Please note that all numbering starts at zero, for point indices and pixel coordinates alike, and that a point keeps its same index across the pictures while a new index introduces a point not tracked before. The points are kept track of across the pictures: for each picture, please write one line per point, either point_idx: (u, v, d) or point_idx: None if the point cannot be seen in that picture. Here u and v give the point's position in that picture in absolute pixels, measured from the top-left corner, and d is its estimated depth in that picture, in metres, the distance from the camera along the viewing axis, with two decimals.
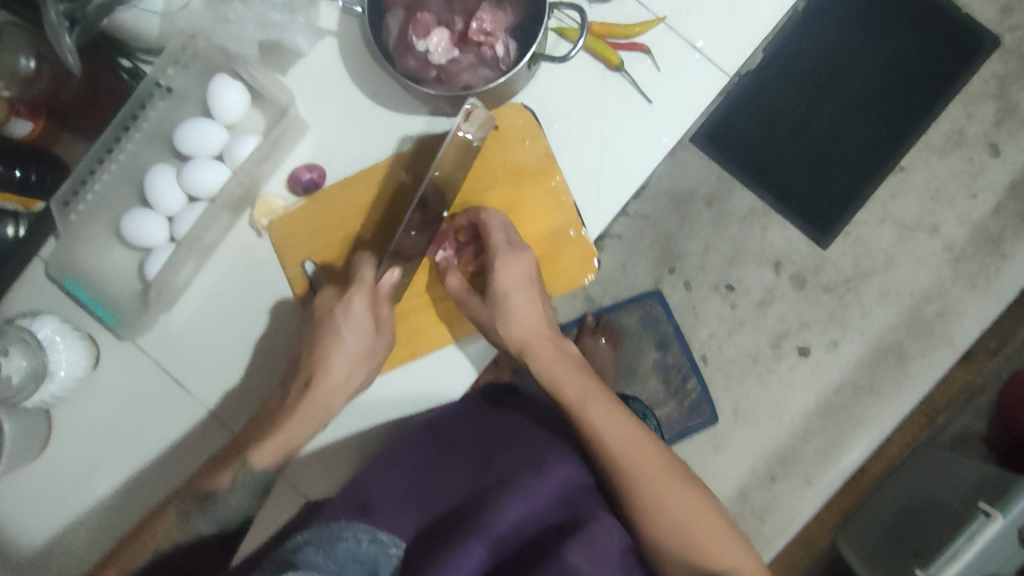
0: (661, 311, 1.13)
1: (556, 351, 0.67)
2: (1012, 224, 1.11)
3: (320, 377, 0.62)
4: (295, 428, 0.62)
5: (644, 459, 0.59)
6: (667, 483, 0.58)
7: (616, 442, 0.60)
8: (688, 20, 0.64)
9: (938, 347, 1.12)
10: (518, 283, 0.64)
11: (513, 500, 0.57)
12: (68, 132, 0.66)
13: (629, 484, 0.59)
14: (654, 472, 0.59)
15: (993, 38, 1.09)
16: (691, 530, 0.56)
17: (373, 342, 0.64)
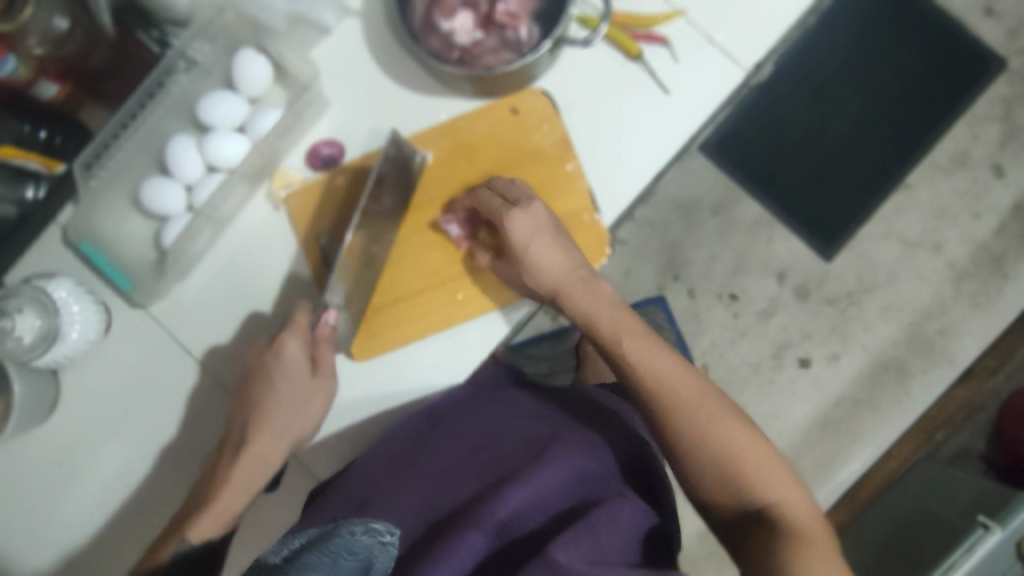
0: (664, 317, 1.08)
1: (589, 285, 0.60)
2: (1014, 245, 1.12)
3: (258, 424, 0.65)
4: (232, 488, 0.64)
5: (679, 387, 0.53)
6: (707, 415, 0.51)
7: (645, 371, 0.53)
8: (706, 16, 0.65)
9: (938, 365, 1.12)
10: (533, 230, 0.61)
11: (513, 489, 0.51)
12: (92, 98, 0.67)
13: (666, 419, 0.52)
14: (691, 399, 0.52)
15: (1000, 60, 1.11)
16: (737, 461, 0.49)
17: (307, 386, 0.66)
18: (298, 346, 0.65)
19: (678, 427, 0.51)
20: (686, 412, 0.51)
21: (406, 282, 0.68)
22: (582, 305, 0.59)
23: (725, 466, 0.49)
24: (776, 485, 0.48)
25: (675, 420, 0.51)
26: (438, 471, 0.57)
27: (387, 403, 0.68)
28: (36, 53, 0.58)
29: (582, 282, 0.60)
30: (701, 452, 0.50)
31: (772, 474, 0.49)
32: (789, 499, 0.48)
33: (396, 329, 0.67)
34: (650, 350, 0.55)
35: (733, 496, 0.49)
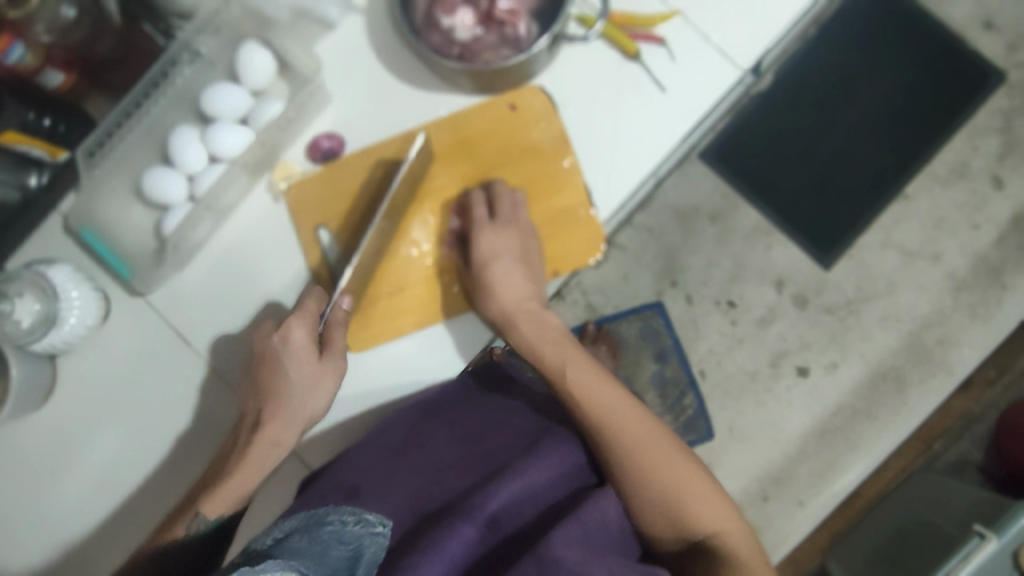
0: (660, 323, 1.14)
1: (539, 318, 0.67)
2: (1014, 256, 1.12)
3: (270, 415, 0.61)
4: (246, 470, 0.59)
5: (626, 427, 0.54)
6: (664, 463, 0.52)
7: (603, 416, 0.55)
8: (704, 18, 0.66)
9: (937, 375, 1.12)
10: (498, 255, 0.66)
11: (505, 481, 0.51)
12: (98, 89, 0.68)
13: (627, 471, 0.52)
14: (639, 436, 0.54)
15: (999, 73, 1.12)
16: (693, 508, 0.51)
17: (316, 372, 0.62)
18: (306, 331, 0.62)
19: (638, 477, 0.52)
20: (645, 464, 0.52)
21: (403, 272, 0.68)
22: (533, 338, 0.65)
23: (681, 514, 0.51)
24: (727, 526, 0.51)
25: (634, 471, 0.52)
26: (430, 464, 0.57)
27: (383, 395, 0.68)
28: (43, 40, 0.59)
29: (534, 317, 0.67)
30: (661, 504, 0.51)
31: (725, 517, 0.52)
32: (740, 539, 0.51)
33: (393, 320, 0.67)
34: (608, 397, 0.56)
35: (679, 531, 0.51)
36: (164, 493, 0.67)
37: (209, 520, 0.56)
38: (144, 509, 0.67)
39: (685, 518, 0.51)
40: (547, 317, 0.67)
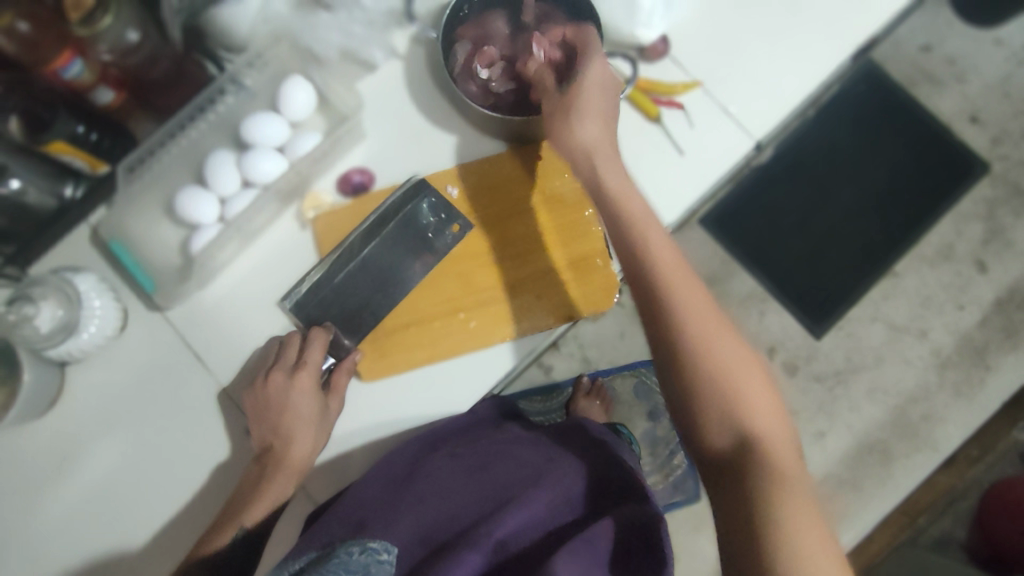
0: (654, 381, 1.08)
1: (621, 184, 0.61)
2: (996, 338, 1.17)
3: (280, 449, 0.63)
4: (262, 501, 0.61)
5: (688, 296, 0.55)
6: (737, 370, 0.52)
7: (681, 296, 0.55)
8: (721, 89, 0.71)
9: (922, 450, 1.14)
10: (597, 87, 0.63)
11: (515, 509, 0.54)
12: (143, 110, 0.71)
13: (697, 361, 0.52)
14: (698, 305, 0.55)
15: (984, 164, 1.19)
16: (752, 417, 0.51)
17: (324, 416, 0.65)
18: (311, 381, 0.64)
19: (702, 363, 0.52)
20: (719, 362, 0.52)
21: (420, 306, 0.70)
22: (612, 196, 0.60)
23: (736, 418, 0.50)
24: (783, 447, 0.50)
25: (701, 363, 0.52)
26: (434, 491, 0.59)
27: (389, 427, 0.69)
28: (103, 58, 0.61)
29: (614, 167, 0.62)
30: (718, 404, 0.51)
31: (784, 442, 0.50)
32: (797, 470, 0.49)
33: (408, 352, 0.69)
34: (693, 293, 0.56)
35: (728, 415, 0.51)
36: (162, 510, 0.67)
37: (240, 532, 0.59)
38: (141, 525, 0.67)
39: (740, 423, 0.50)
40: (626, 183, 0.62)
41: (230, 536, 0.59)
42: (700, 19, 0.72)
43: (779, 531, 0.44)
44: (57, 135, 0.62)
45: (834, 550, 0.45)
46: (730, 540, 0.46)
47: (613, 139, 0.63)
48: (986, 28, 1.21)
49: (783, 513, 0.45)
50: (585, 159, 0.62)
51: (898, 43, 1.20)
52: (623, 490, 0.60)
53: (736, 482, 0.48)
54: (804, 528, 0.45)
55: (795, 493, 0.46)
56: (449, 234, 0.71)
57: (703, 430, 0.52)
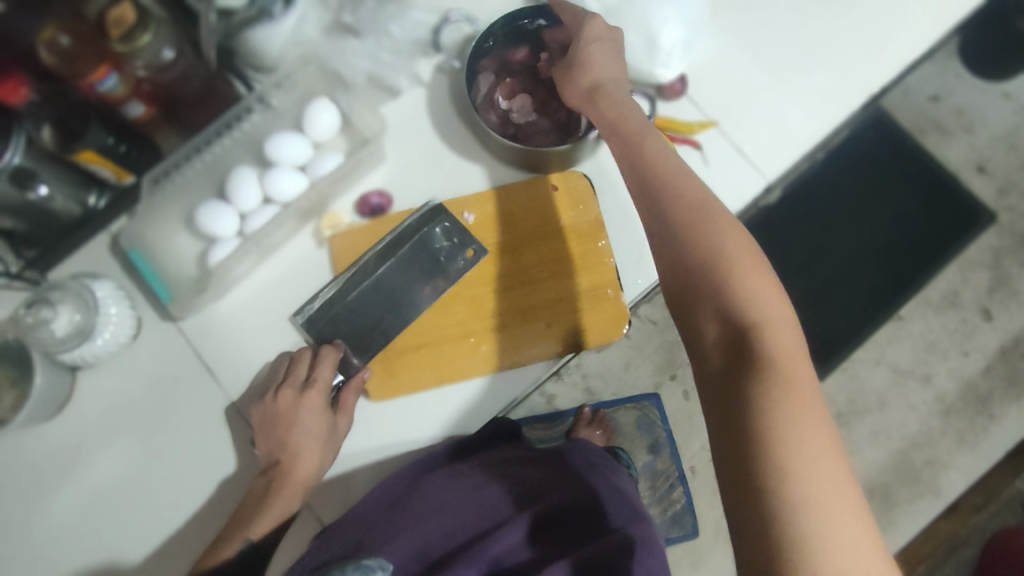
0: (656, 415, 1.08)
1: (624, 103, 0.60)
2: (1000, 387, 1.17)
3: (289, 465, 0.63)
4: (268, 517, 0.61)
5: (686, 198, 0.55)
6: (738, 267, 0.51)
7: (679, 202, 0.55)
8: (735, 129, 0.73)
9: (925, 496, 1.13)
10: (603, 37, 0.63)
11: (509, 531, 0.59)
12: (171, 124, 0.72)
13: (695, 263, 0.52)
14: (696, 206, 0.54)
15: (991, 213, 1.20)
16: (752, 313, 0.49)
17: (332, 434, 0.65)
18: (320, 398, 0.65)
19: (699, 265, 0.52)
20: (718, 262, 0.51)
21: (430, 329, 0.70)
22: (612, 119, 0.60)
23: (733, 315, 0.50)
24: (787, 341, 0.49)
25: (699, 265, 0.52)
26: (430, 508, 0.62)
27: (393, 448, 0.69)
28: (138, 74, 0.63)
29: (616, 93, 0.61)
30: (715, 304, 0.51)
31: (789, 336, 0.49)
32: (799, 364, 0.48)
33: (417, 373, 0.69)
34: (694, 194, 0.55)
35: (726, 312, 0.50)
36: (163, 520, 0.67)
37: (246, 545, 0.60)
38: (140, 532, 0.67)
39: (738, 320, 0.49)
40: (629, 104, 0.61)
41: (237, 546, 0.60)
42: (717, 60, 0.75)
43: (767, 429, 0.45)
44: (88, 144, 0.64)
45: (827, 446, 0.44)
46: (720, 437, 0.47)
47: (615, 74, 0.62)
48: (993, 81, 1.23)
49: (773, 411, 0.45)
50: (583, 94, 0.62)
51: (907, 92, 1.23)
52: (611, 512, 0.64)
53: (730, 379, 0.48)
54: (795, 424, 0.45)
55: (790, 393, 0.46)
56: (462, 260, 0.72)
57: (700, 331, 0.51)
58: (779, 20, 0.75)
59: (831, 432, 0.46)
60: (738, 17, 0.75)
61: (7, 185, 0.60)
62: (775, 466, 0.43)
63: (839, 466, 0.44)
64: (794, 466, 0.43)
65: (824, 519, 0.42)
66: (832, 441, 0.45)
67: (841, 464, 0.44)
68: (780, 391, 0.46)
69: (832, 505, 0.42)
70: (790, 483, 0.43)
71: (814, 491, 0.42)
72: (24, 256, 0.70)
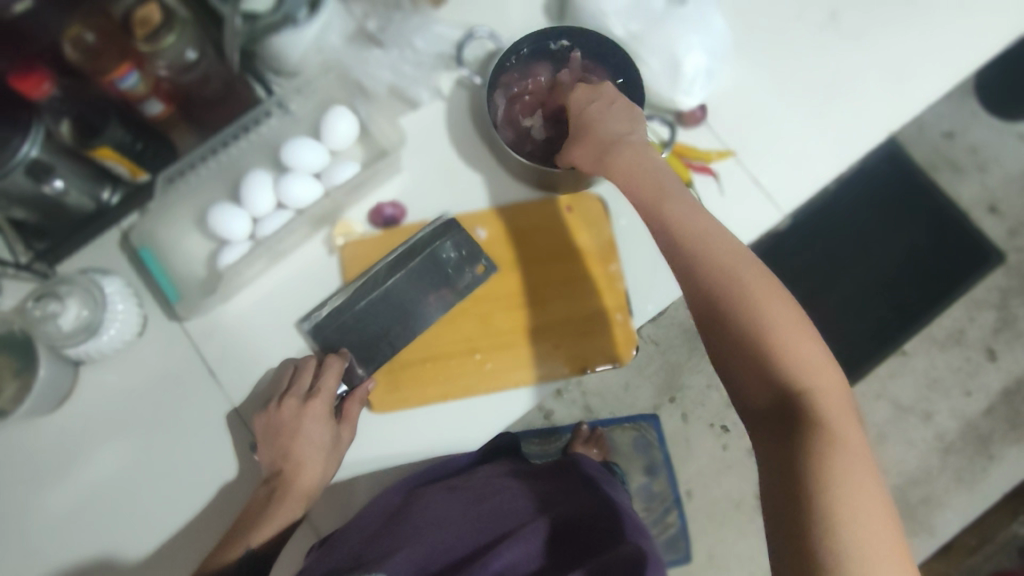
0: (655, 436, 1.08)
1: (639, 158, 0.58)
2: (1001, 428, 1.16)
3: (292, 473, 0.63)
4: (270, 526, 0.61)
5: (720, 252, 0.53)
6: (774, 316, 0.50)
7: (710, 247, 0.53)
8: (752, 160, 0.73)
9: (919, 534, 1.13)
10: (599, 97, 0.62)
11: (512, 544, 0.59)
12: (187, 123, 0.72)
13: (729, 310, 0.51)
14: (729, 261, 0.53)
15: (1000, 253, 1.20)
16: (793, 366, 0.49)
17: (334, 444, 0.65)
18: (324, 408, 0.64)
19: (735, 313, 0.51)
20: (755, 310, 0.50)
21: (436, 344, 0.70)
22: (627, 176, 0.58)
23: (774, 366, 0.49)
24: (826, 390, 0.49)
25: (734, 316, 0.51)
26: (430, 522, 0.62)
27: (393, 460, 0.69)
28: (159, 73, 0.63)
29: (633, 150, 0.58)
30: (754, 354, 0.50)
31: (830, 387, 0.49)
32: (840, 412, 0.48)
33: (422, 388, 0.69)
34: (725, 238, 0.54)
35: (770, 372, 0.49)
36: (158, 520, 0.67)
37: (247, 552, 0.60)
38: (135, 532, 0.67)
39: (780, 371, 0.49)
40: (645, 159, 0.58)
41: (238, 553, 0.60)
42: (738, 92, 0.74)
43: (819, 486, 0.44)
44: (106, 141, 0.64)
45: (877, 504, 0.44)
46: (770, 493, 0.47)
47: (633, 132, 0.60)
48: (1008, 121, 1.23)
49: (824, 467, 0.45)
50: (595, 149, 0.59)
51: (923, 127, 1.22)
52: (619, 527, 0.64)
53: (778, 434, 0.48)
54: (847, 482, 0.44)
55: (841, 454, 0.45)
56: (473, 276, 0.71)
57: (740, 381, 0.51)
58: (802, 55, 0.75)
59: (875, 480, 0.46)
60: (761, 50, 0.75)
61: (23, 178, 0.60)
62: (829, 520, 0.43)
63: (889, 521, 0.44)
64: (847, 517, 0.43)
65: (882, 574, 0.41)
66: (881, 494, 0.45)
67: (890, 518, 0.44)
68: (828, 448, 0.46)
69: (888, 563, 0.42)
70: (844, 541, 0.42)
71: (869, 550, 0.42)
72: (33, 248, 0.69)
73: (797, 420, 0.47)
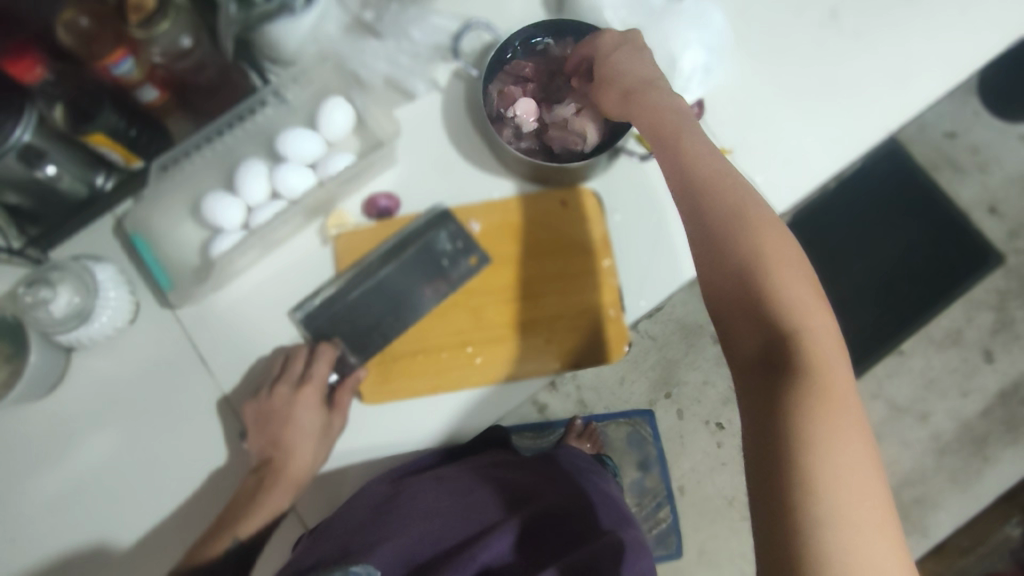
0: (649, 432, 1.07)
1: (662, 101, 0.57)
2: (997, 430, 1.16)
3: (286, 457, 0.65)
4: (261, 513, 0.63)
5: (729, 196, 0.51)
6: (772, 262, 0.48)
7: (709, 188, 0.52)
8: (750, 157, 0.73)
9: (912, 534, 1.13)
10: (616, 47, 0.61)
11: (498, 533, 0.61)
12: (183, 109, 0.73)
13: (731, 260, 0.49)
14: (733, 206, 0.51)
15: (1000, 254, 1.19)
16: (788, 320, 0.47)
17: (327, 425, 0.67)
18: (316, 394, 0.67)
19: (729, 257, 0.49)
20: (752, 257, 0.49)
21: (429, 335, 0.70)
22: (647, 116, 0.56)
23: (767, 312, 0.47)
24: (823, 345, 0.46)
25: (736, 264, 0.49)
26: (415, 513, 0.63)
27: (383, 451, 0.69)
28: (154, 59, 0.63)
29: (661, 93, 0.58)
30: (745, 298, 0.48)
31: (824, 334, 0.47)
32: (836, 368, 0.45)
33: (413, 379, 0.69)
34: (729, 182, 0.52)
35: (763, 323, 0.47)
36: (149, 507, 0.67)
37: (238, 540, 0.62)
38: (126, 519, 0.67)
39: (772, 318, 0.47)
40: (671, 103, 0.57)
41: (225, 545, 0.61)
42: (736, 88, 0.74)
43: (799, 434, 0.43)
44: (99, 127, 0.63)
45: (861, 460, 0.42)
46: (752, 443, 0.45)
47: (662, 79, 0.59)
48: (1010, 122, 1.22)
49: (806, 414, 0.43)
50: (623, 90, 0.59)
51: (924, 126, 1.22)
52: (601, 517, 0.68)
53: (763, 383, 0.46)
54: (829, 433, 0.42)
55: (828, 405, 0.43)
56: (467, 271, 0.71)
57: (732, 331, 0.49)
58: (801, 53, 0.75)
59: (865, 437, 0.43)
60: (760, 46, 0.75)
61: (15, 162, 0.60)
62: (804, 475, 0.41)
63: (869, 475, 0.42)
64: (820, 472, 0.41)
65: (853, 535, 0.39)
66: (866, 452, 0.43)
67: (873, 471, 0.42)
68: (814, 399, 0.44)
69: (865, 522, 0.40)
70: (818, 496, 0.41)
71: (845, 508, 0.40)
72: (27, 233, 0.70)
73: (783, 370, 0.45)
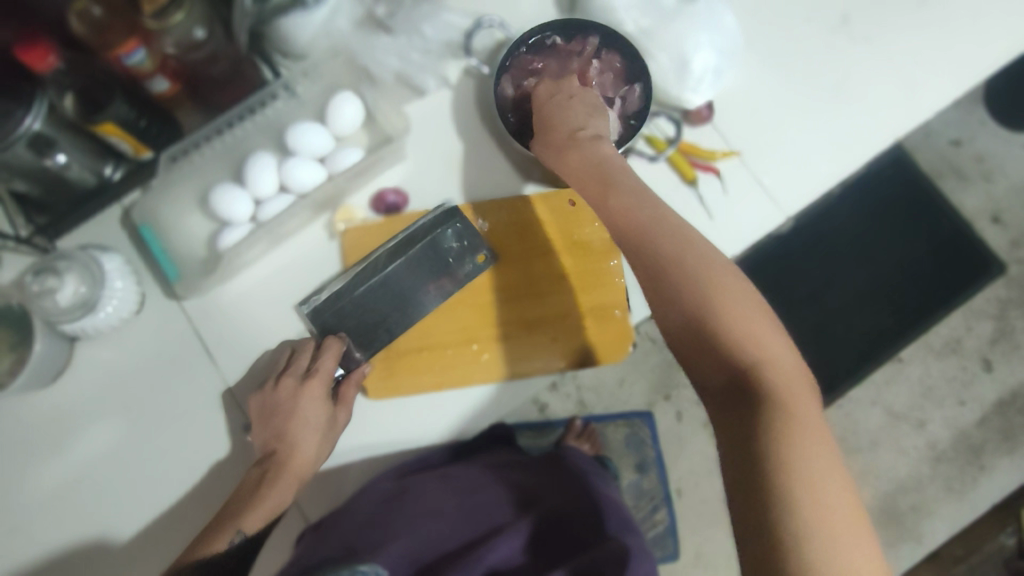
0: (647, 434, 1.09)
1: (588, 152, 0.54)
2: (993, 440, 1.16)
3: (290, 453, 0.63)
4: (264, 509, 0.61)
5: (666, 238, 0.49)
6: (715, 288, 0.47)
7: (645, 234, 0.50)
8: (757, 159, 0.73)
9: (907, 541, 1.14)
10: (546, 100, 0.59)
11: (504, 537, 0.63)
12: (194, 101, 0.73)
13: (681, 301, 0.47)
14: (675, 247, 0.49)
15: (1001, 264, 1.19)
16: (748, 354, 0.45)
17: (331, 420, 0.65)
18: (323, 389, 0.64)
19: (676, 288, 0.48)
20: (701, 296, 0.47)
21: (434, 332, 0.70)
22: (576, 175, 0.54)
23: (727, 348, 0.45)
24: (785, 375, 0.45)
25: (689, 304, 0.47)
26: (424, 512, 0.65)
27: (386, 446, 0.69)
28: (166, 50, 0.64)
29: (581, 147, 0.54)
30: (695, 329, 0.47)
31: (783, 362, 0.46)
32: (801, 399, 0.44)
33: (417, 376, 0.69)
34: (667, 225, 0.50)
35: (725, 359, 0.45)
36: (151, 498, 0.67)
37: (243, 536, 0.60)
38: (127, 510, 0.67)
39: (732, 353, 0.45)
40: (602, 153, 0.54)
41: (228, 540, 0.59)
42: (747, 91, 0.74)
43: (778, 470, 0.41)
44: (110, 116, 0.63)
45: (838, 488, 0.41)
46: (728, 481, 0.43)
47: (588, 126, 0.56)
48: (1015, 131, 1.23)
49: (781, 449, 0.41)
50: (553, 146, 0.56)
51: (929, 134, 1.22)
52: (608, 518, 0.69)
53: (732, 419, 0.44)
54: (811, 467, 0.41)
55: (802, 438, 0.42)
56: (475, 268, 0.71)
57: (694, 368, 0.47)
58: (811, 58, 0.75)
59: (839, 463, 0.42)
60: (771, 50, 0.75)
61: (24, 151, 0.60)
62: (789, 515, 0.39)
63: (846, 502, 0.40)
64: (804, 509, 0.39)
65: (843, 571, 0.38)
66: (839, 476, 0.42)
67: (851, 498, 0.41)
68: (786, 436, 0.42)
69: (851, 554, 0.39)
70: (796, 527, 0.39)
71: (830, 542, 0.38)
72: (33, 221, 0.70)
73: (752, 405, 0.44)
